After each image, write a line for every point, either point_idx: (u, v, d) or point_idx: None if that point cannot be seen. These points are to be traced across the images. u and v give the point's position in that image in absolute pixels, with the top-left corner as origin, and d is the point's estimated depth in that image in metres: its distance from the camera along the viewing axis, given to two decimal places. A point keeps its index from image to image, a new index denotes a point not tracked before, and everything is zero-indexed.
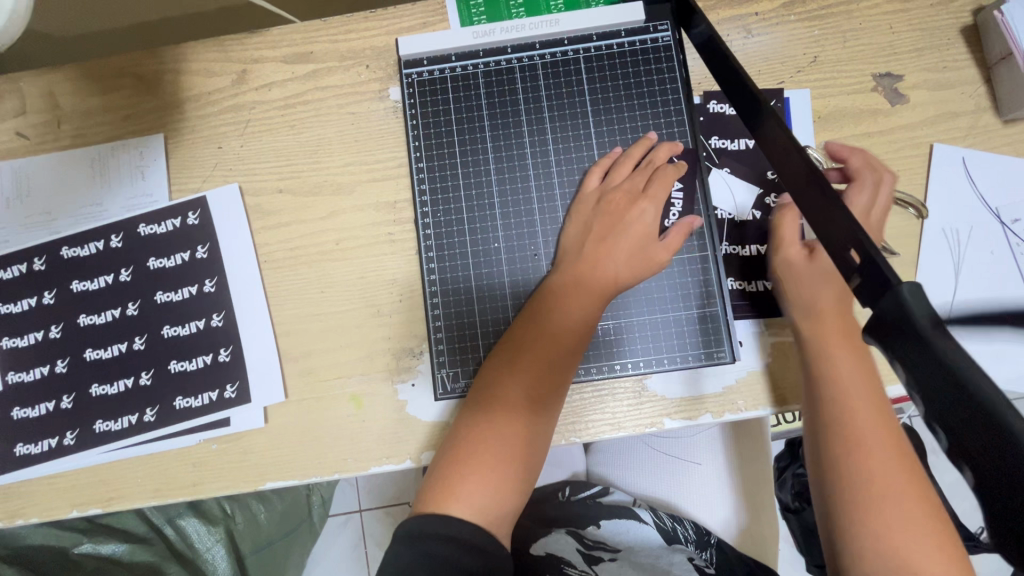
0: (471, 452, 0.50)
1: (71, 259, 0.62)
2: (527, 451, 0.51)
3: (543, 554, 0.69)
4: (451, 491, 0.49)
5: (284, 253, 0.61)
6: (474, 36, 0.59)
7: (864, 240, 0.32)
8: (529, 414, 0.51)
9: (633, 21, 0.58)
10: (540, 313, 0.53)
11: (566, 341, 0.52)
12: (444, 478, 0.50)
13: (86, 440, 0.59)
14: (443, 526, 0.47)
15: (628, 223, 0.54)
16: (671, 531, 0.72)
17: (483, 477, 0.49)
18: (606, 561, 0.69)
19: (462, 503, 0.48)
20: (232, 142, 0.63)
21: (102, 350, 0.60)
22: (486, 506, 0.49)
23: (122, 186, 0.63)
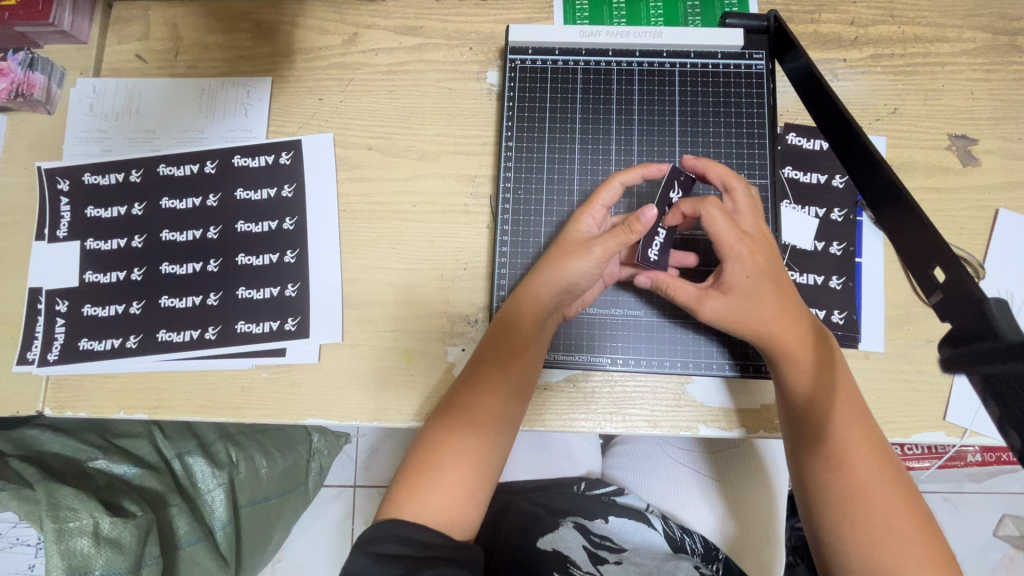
0: (435, 465, 0.52)
1: (166, 177, 0.65)
2: (486, 460, 0.53)
3: (550, 549, 0.69)
4: (414, 493, 0.51)
5: (362, 205, 0.65)
6: (581, 35, 0.61)
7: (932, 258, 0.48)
8: (481, 422, 0.53)
9: (731, 45, 0.61)
10: (497, 330, 0.56)
11: (519, 352, 0.55)
12: (407, 488, 0.51)
13: (149, 346, 0.62)
14: (405, 528, 0.48)
15: (571, 234, 0.55)
16: (678, 541, 0.74)
17: (446, 481, 0.51)
18: (610, 561, 0.69)
19: (425, 505, 0.50)
20: (332, 96, 0.67)
21: (178, 266, 0.64)
22: (445, 511, 0.50)
23: (225, 118, 0.67)
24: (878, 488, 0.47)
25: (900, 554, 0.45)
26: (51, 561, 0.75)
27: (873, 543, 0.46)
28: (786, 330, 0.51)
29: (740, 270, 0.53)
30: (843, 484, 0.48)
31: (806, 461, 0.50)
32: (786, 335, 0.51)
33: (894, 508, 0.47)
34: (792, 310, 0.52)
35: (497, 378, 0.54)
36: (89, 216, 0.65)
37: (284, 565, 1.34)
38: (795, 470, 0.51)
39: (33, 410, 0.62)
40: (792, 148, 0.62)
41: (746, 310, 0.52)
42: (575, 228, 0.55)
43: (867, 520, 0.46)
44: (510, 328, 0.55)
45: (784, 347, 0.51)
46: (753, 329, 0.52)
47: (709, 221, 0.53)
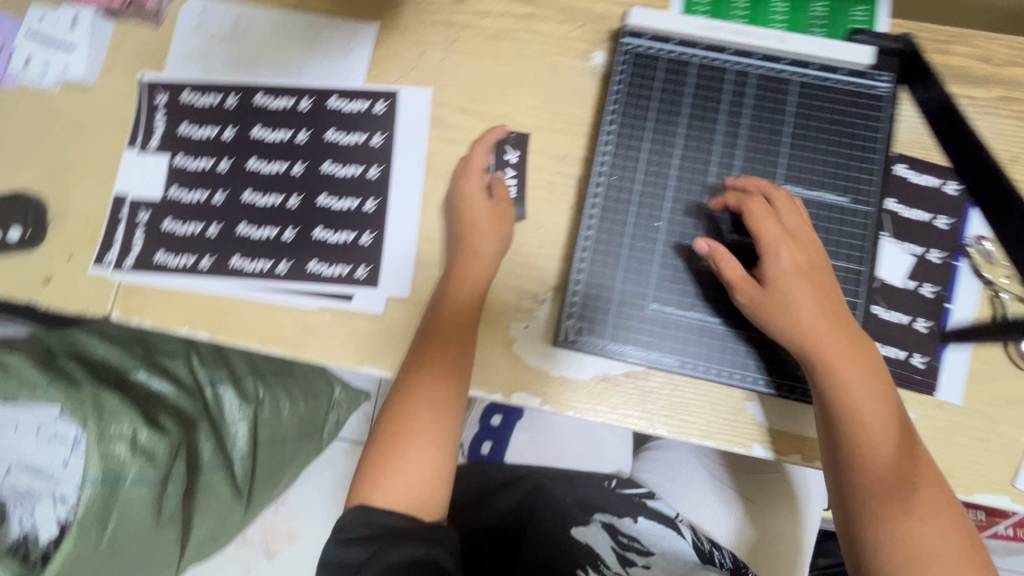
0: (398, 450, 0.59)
1: (261, 107, 0.66)
2: (441, 438, 0.59)
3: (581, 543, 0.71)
4: (382, 479, 0.58)
5: (448, 166, 0.64)
6: (704, 28, 0.59)
7: None
8: (436, 415, 0.59)
9: (857, 63, 0.58)
10: (423, 325, 0.60)
11: (460, 331, 0.59)
12: (374, 475, 0.58)
13: (220, 269, 0.63)
14: (378, 513, 0.56)
15: (467, 201, 0.61)
16: (706, 553, 0.73)
17: (411, 468, 0.58)
18: (638, 565, 0.70)
19: (394, 488, 0.58)
20: (434, 53, 0.67)
21: (260, 196, 0.64)
22: (410, 495, 0.58)
23: (326, 58, 0.67)
24: (922, 507, 0.48)
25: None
26: (90, 460, 0.76)
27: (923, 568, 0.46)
28: (826, 340, 0.50)
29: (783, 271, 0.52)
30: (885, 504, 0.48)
31: (852, 483, 0.49)
32: (838, 345, 0.50)
33: (932, 528, 0.47)
34: (835, 318, 0.51)
35: (442, 375, 0.58)
36: (182, 133, 0.66)
37: (287, 507, 1.37)
38: (835, 490, 0.51)
39: (101, 312, 0.64)
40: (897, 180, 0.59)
41: (784, 308, 0.51)
42: (462, 191, 0.61)
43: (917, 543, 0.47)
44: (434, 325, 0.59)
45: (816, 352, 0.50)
46: (792, 330, 0.51)
47: (755, 218, 0.53)
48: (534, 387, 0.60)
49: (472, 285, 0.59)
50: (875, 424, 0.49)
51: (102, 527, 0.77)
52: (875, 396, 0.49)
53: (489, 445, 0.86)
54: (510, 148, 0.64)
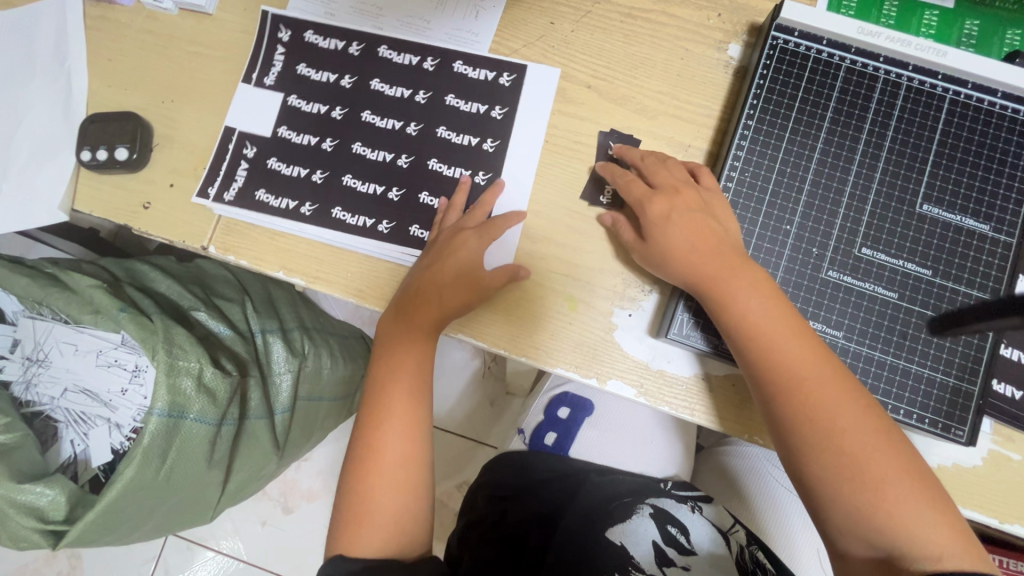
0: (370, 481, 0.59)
1: (384, 60, 0.64)
2: (411, 455, 0.60)
3: (619, 542, 0.69)
4: (361, 513, 0.59)
5: (566, 141, 0.62)
6: (858, 31, 0.57)
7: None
8: (398, 436, 0.60)
9: (1017, 87, 0.55)
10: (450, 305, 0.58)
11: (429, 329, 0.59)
12: (350, 515, 0.59)
13: (323, 218, 0.61)
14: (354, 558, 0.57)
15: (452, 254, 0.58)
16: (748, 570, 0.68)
17: (386, 497, 0.59)
18: (678, 566, 0.67)
19: (369, 522, 0.58)
20: (565, 24, 0.65)
21: (369, 150, 0.62)
22: (391, 525, 0.59)
23: (453, 16, 0.65)
24: (873, 456, 0.47)
25: (887, 495, 0.46)
26: (157, 392, 0.75)
27: (856, 485, 0.46)
28: (732, 286, 0.51)
29: (671, 218, 0.54)
30: (831, 460, 0.47)
31: (772, 412, 0.50)
32: (721, 269, 0.52)
33: (894, 480, 0.46)
34: (721, 249, 0.53)
35: (398, 406, 0.60)
36: (300, 74, 0.64)
37: (310, 465, 1.37)
38: (777, 439, 0.50)
39: (197, 245, 0.63)
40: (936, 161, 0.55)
41: (680, 258, 0.53)
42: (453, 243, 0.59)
43: (847, 460, 0.47)
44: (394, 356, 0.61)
45: (727, 307, 0.51)
46: (685, 278, 0.53)
47: (630, 185, 0.57)
48: (630, 377, 0.58)
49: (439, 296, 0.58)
50: (789, 353, 0.49)
51: (163, 459, 0.77)
52: (761, 313, 0.50)
53: (554, 436, 0.85)
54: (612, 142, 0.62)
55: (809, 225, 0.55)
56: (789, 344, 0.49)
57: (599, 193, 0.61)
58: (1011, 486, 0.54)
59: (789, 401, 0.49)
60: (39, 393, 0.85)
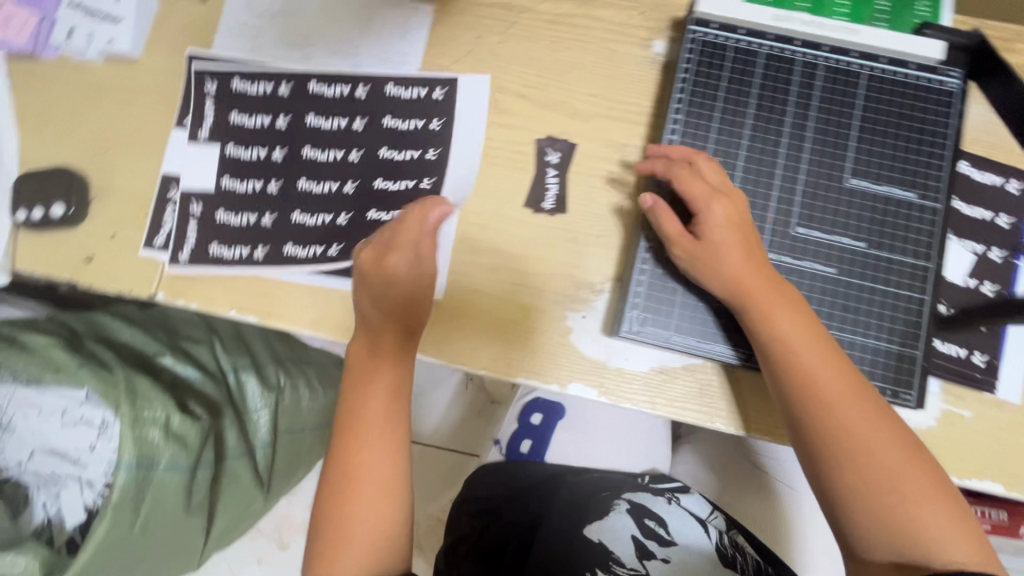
0: (350, 506, 0.59)
1: (314, 93, 0.64)
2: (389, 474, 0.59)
3: (598, 539, 0.70)
4: (341, 539, 0.58)
5: (504, 151, 0.63)
6: (771, 18, 0.58)
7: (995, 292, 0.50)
8: (378, 461, 0.59)
9: (928, 57, 0.57)
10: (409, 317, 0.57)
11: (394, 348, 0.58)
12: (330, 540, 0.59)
13: (274, 257, 0.61)
14: None
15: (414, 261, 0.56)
16: (729, 557, 0.70)
17: (364, 520, 0.58)
18: (657, 559, 0.68)
19: (350, 547, 0.58)
20: (491, 37, 0.66)
21: (314, 183, 0.62)
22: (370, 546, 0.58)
23: (379, 39, 0.65)
24: (903, 475, 0.48)
25: (908, 503, 0.47)
26: (122, 444, 0.74)
27: (873, 491, 0.48)
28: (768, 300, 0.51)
29: (711, 223, 0.53)
30: (869, 478, 0.48)
31: (799, 426, 0.50)
32: (759, 290, 0.51)
33: (925, 497, 0.47)
34: (758, 262, 0.53)
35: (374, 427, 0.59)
36: (232, 121, 0.64)
37: (302, 496, 1.35)
38: (804, 454, 0.50)
39: (146, 293, 0.62)
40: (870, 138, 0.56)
41: (718, 262, 0.52)
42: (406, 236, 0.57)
43: (874, 474, 0.48)
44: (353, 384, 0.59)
45: (769, 322, 0.51)
46: (727, 289, 0.52)
47: (686, 182, 0.54)
48: (589, 378, 0.59)
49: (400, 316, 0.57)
50: (823, 370, 0.49)
51: (136, 512, 0.76)
52: (794, 331, 0.51)
53: (529, 444, 0.85)
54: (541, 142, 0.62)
55: (749, 208, 0.56)
56: (818, 359, 0.50)
57: (543, 200, 0.62)
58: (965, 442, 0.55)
59: (828, 418, 0.49)
60: (6, 458, 0.84)
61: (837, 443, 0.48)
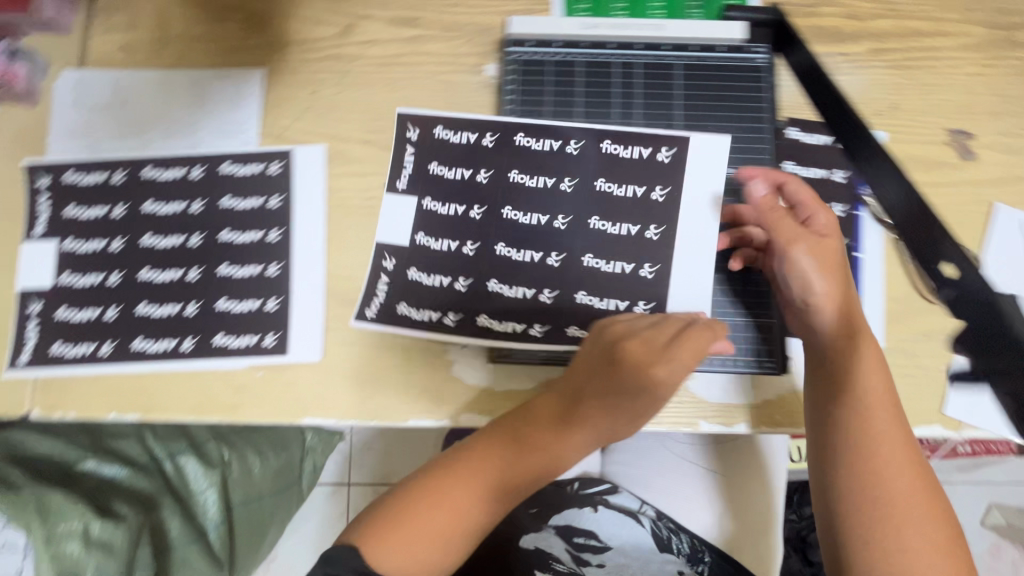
0: (400, 531, 0.54)
1: (151, 180, 0.63)
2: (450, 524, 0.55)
3: (534, 548, 0.78)
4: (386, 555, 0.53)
5: (358, 200, 0.63)
6: (580, 27, 0.62)
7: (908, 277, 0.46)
8: (443, 512, 0.55)
9: (732, 38, 0.61)
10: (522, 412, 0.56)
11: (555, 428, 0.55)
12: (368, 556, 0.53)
13: (122, 354, 0.60)
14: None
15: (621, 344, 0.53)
16: (664, 541, 0.78)
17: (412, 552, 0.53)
18: (593, 564, 0.78)
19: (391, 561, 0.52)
20: (327, 89, 0.66)
21: (157, 272, 0.62)
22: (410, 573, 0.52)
23: (215, 112, 0.65)
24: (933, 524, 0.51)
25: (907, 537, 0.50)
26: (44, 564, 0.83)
27: (891, 526, 0.50)
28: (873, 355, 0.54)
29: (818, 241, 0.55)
30: (884, 513, 0.51)
31: (836, 458, 0.53)
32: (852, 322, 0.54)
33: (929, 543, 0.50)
34: (860, 314, 0.55)
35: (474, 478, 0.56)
36: (73, 216, 0.63)
37: None
38: (823, 490, 0.54)
39: (18, 413, 0.60)
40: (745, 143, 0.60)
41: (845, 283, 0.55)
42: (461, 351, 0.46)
43: (886, 513, 0.51)
44: (552, 448, 0.56)
45: (867, 381, 0.53)
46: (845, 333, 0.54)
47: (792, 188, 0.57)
48: (480, 407, 0.59)
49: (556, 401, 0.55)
50: (884, 420, 0.53)
51: None
52: (880, 386, 0.53)
53: None
54: (537, 136, 0.61)
55: (605, 218, 0.60)
56: (886, 411, 0.53)
57: (403, 240, 0.62)
58: None
59: (838, 454, 0.53)
60: None
61: (850, 476, 0.52)
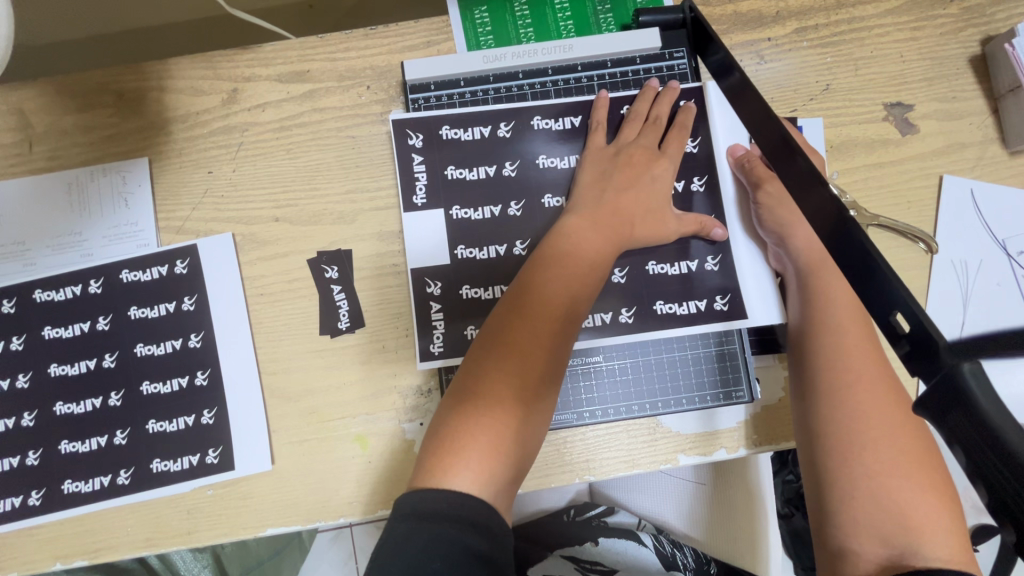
0: (458, 440, 0.47)
1: (44, 303, 0.57)
2: (505, 440, 0.47)
3: None
4: (446, 462, 0.46)
5: (280, 285, 0.58)
6: (484, 61, 0.58)
7: (915, 308, 0.32)
8: (492, 399, 0.48)
9: (649, 48, 0.59)
10: (507, 315, 0.50)
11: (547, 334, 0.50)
12: (436, 457, 0.47)
13: (53, 501, 0.55)
14: (444, 497, 0.44)
15: (643, 178, 0.55)
16: (670, 556, 0.78)
17: (472, 447, 0.46)
18: None
19: (456, 473, 0.46)
20: (223, 167, 0.60)
21: (73, 405, 0.56)
22: (481, 475, 0.46)
23: (103, 215, 0.59)
24: (914, 465, 0.46)
25: (876, 453, 0.46)
26: None
27: (846, 444, 0.47)
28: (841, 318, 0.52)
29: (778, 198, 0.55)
30: (864, 459, 0.47)
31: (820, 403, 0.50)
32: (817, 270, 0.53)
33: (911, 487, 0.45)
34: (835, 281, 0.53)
35: (503, 358, 0.49)
36: None
37: None
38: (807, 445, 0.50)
39: None
40: (722, 95, 0.58)
41: (808, 240, 0.54)
42: (463, 372, 0.50)
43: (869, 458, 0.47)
44: (566, 301, 0.50)
45: (842, 334, 0.51)
46: (818, 298, 0.52)
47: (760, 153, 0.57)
48: None
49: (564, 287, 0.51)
50: (865, 368, 0.50)
51: None
52: (850, 338, 0.51)
53: None
54: (555, 117, 0.58)
55: None
56: (868, 361, 0.50)
57: (337, 320, 0.58)
58: None
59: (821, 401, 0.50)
60: None
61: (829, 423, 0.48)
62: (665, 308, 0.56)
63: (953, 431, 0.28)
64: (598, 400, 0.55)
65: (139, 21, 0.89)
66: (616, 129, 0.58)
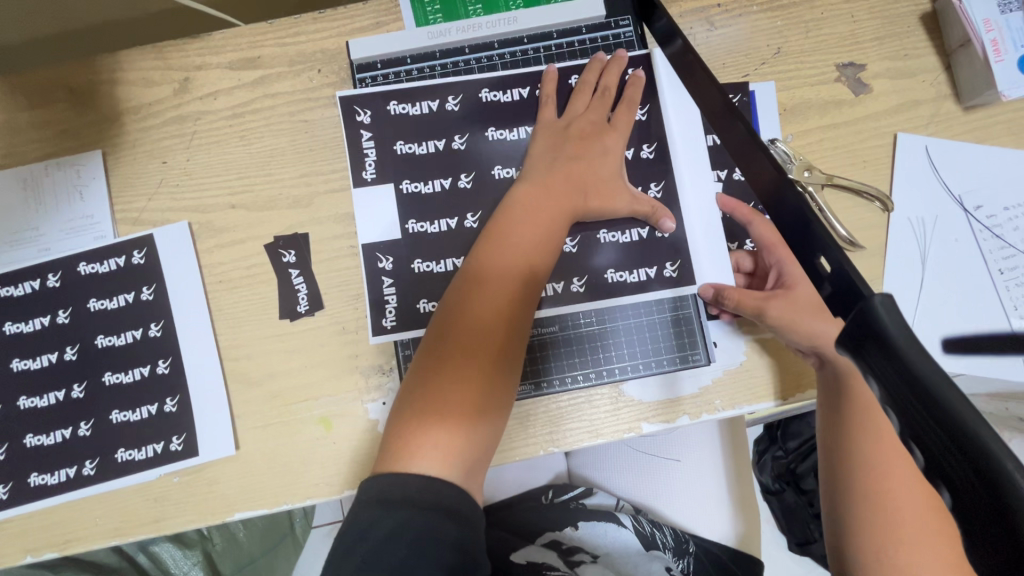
0: (422, 424, 0.47)
1: (4, 299, 0.57)
2: (471, 419, 0.47)
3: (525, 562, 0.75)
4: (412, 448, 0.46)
5: (239, 271, 0.58)
6: (429, 36, 0.59)
7: (836, 251, 0.32)
8: (453, 380, 0.48)
9: (593, 17, 0.59)
10: (462, 296, 0.50)
11: (506, 310, 0.50)
12: (401, 443, 0.47)
13: (20, 495, 0.55)
14: (413, 483, 0.44)
15: (591, 149, 0.55)
16: (649, 536, 0.77)
17: (437, 430, 0.46)
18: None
19: (421, 457, 0.45)
20: (177, 156, 0.60)
21: (36, 399, 0.57)
22: (450, 457, 0.46)
23: (59, 210, 0.59)
24: (924, 516, 0.49)
25: (892, 494, 0.50)
26: None
27: (862, 490, 0.50)
28: None
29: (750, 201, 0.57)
30: (878, 504, 0.50)
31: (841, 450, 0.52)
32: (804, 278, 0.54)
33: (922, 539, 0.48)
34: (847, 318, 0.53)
35: (462, 338, 0.49)
36: None
37: None
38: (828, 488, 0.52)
39: None
40: (668, 63, 0.58)
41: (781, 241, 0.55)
42: (422, 356, 0.50)
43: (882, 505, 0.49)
44: (521, 277, 0.51)
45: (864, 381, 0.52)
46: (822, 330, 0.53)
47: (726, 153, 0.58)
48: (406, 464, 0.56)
49: (519, 264, 0.51)
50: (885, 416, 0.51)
51: None
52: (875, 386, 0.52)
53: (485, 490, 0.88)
54: (503, 90, 0.58)
55: None
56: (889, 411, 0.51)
57: (296, 303, 0.58)
58: (788, 368, 0.55)
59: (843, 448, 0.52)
60: None
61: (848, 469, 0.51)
62: (617, 277, 0.57)
63: (869, 366, 0.28)
64: (557, 372, 0.56)
65: (93, 18, 0.89)
66: (564, 101, 0.58)
